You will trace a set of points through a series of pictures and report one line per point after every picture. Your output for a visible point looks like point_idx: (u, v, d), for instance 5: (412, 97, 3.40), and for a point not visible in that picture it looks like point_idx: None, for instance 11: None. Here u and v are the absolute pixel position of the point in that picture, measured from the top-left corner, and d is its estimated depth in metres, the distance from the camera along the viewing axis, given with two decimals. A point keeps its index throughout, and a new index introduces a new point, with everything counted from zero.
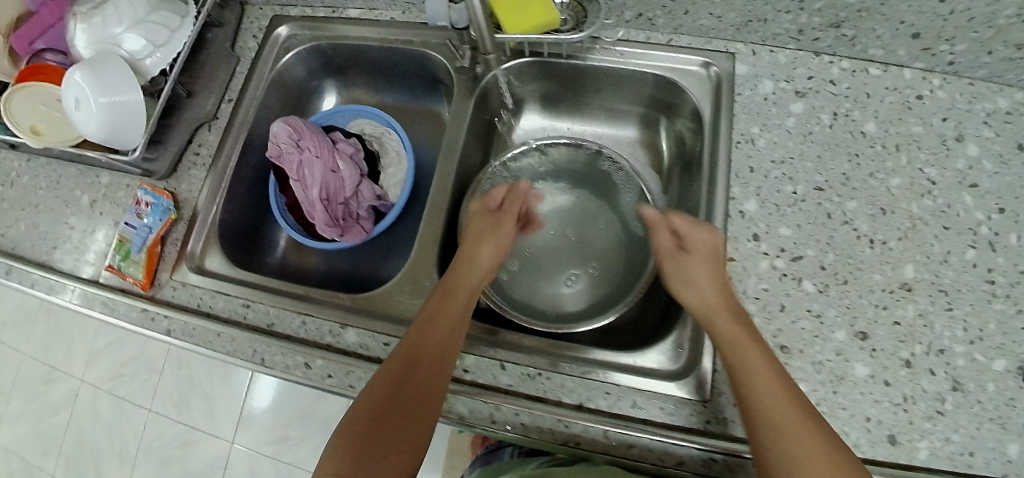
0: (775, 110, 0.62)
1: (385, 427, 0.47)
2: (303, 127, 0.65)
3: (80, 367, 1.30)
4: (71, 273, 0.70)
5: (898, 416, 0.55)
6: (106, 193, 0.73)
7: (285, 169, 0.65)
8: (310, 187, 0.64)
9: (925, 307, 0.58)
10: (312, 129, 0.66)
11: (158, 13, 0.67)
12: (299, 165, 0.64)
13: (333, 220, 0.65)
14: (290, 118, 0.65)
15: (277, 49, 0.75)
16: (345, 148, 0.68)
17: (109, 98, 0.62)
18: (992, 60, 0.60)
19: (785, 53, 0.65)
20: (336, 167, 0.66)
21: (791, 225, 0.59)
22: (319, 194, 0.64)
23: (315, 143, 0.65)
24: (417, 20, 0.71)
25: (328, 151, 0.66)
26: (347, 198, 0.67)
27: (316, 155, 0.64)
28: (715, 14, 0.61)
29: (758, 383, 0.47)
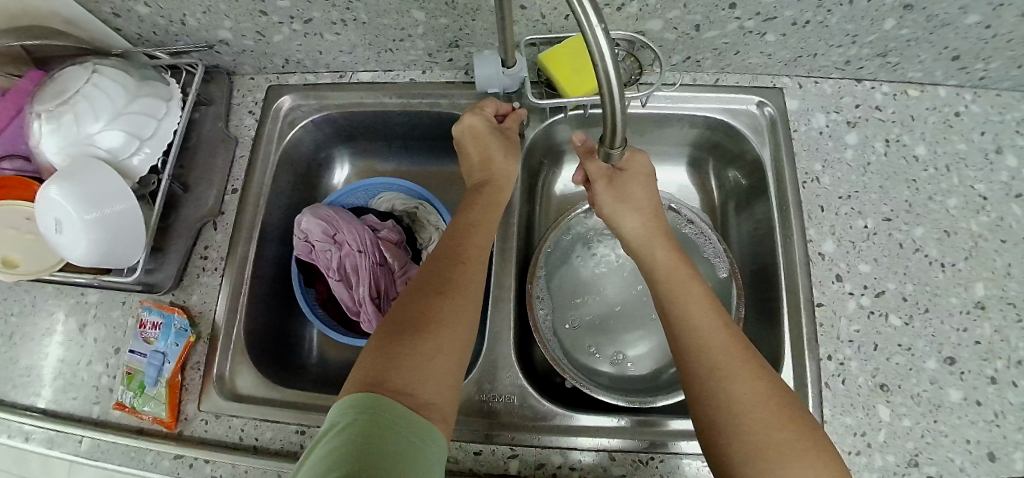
0: (833, 144, 0.61)
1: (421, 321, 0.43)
2: (336, 220, 0.59)
3: (62, 474, 1.06)
4: (72, 414, 0.59)
5: (992, 432, 0.53)
6: (97, 313, 0.62)
7: (323, 269, 0.58)
8: (356, 286, 0.57)
9: (1000, 323, 0.56)
10: (347, 220, 0.59)
11: (141, 102, 0.57)
12: (339, 262, 0.58)
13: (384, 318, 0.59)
14: (319, 210, 0.58)
15: (281, 125, 0.66)
16: (385, 234, 0.62)
17: (100, 213, 0.53)
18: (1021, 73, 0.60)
19: (829, 83, 0.64)
20: (381, 258, 0.60)
21: (869, 260, 0.58)
22: (369, 292, 0.57)
23: (353, 235, 0.58)
24: (439, 79, 0.64)
25: (370, 242, 0.59)
26: (396, 291, 0.60)
27: (356, 249, 0.58)
28: (767, 53, 0.59)
29: (738, 417, 0.39)
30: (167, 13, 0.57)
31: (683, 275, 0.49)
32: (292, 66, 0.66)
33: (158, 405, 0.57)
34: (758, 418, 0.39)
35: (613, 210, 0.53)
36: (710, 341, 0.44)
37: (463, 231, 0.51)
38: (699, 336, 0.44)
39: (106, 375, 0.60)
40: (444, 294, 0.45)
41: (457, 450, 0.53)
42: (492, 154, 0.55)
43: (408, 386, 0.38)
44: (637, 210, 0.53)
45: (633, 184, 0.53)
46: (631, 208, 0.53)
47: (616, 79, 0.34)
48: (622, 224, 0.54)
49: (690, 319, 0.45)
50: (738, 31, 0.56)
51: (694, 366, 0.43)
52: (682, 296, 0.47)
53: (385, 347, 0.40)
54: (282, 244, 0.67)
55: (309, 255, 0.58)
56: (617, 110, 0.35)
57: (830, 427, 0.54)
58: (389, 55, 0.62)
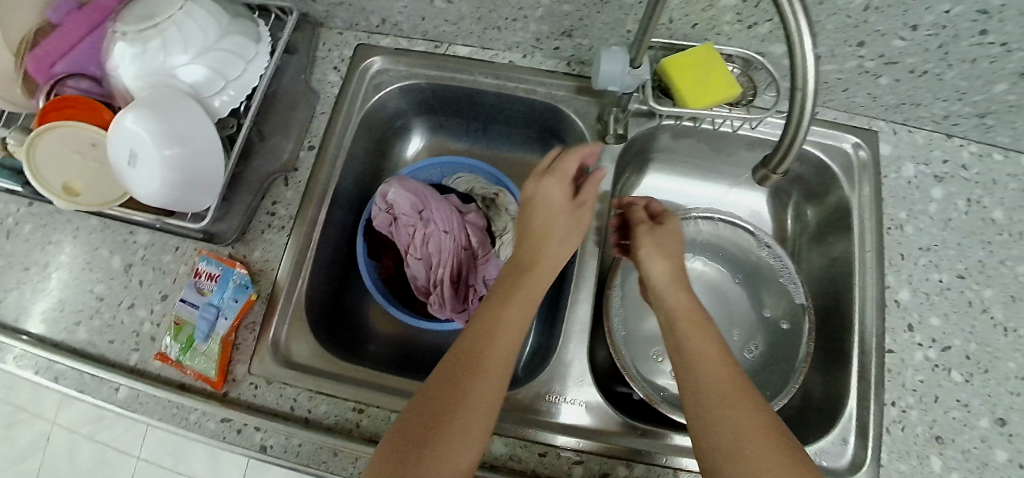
0: (918, 194, 0.62)
1: (446, 400, 0.40)
2: (422, 196, 0.57)
3: (51, 407, 1.01)
4: (106, 358, 0.56)
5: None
6: (146, 255, 0.59)
7: (403, 245, 0.56)
8: (437, 267, 0.56)
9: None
10: (434, 197, 0.57)
11: (232, 39, 0.54)
12: (422, 240, 0.56)
13: (461, 302, 0.56)
14: (407, 185, 0.56)
15: (366, 86, 0.63)
16: (469, 217, 0.60)
17: (175, 150, 0.50)
18: None
19: (921, 133, 0.64)
20: (464, 241, 0.58)
21: (939, 314, 0.59)
22: (450, 275, 0.56)
23: (440, 214, 0.57)
24: (540, 66, 0.62)
25: (456, 224, 0.57)
26: (476, 278, 0.57)
27: (441, 229, 0.56)
28: (873, 95, 0.59)
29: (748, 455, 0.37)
30: None
31: (693, 319, 0.47)
32: (386, 27, 0.63)
33: (206, 362, 0.54)
34: (762, 453, 0.37)
35: (646, 254, 0.52)
36: (715, 376, 0.42)
37: (506, 283, 0.48)
38: (701, 370, 0.43)
39: (149, 322, 0.56)
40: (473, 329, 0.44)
41: (520, 449, 0.52)
42: (552, 204, 0.53)
43: (440, 428, 0.38)
44: (666, 257, 0.52)
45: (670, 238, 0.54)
46: (659, 255, 0.52)
47: (813, 84, 0.33)
48: (650, 270, 0.52)
49: (695, 354, 0.44)
50: (856, 69, 0.56)
51: (696, 401, 0.41)
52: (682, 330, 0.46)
53: (413, 428, 0.39)
54: (350, 211, 0.64)
55: (390, 229, 0.56)
56: (802, 120, 0.35)
57: (885, 472, 0.54)
58: (494, 34, 0.60)
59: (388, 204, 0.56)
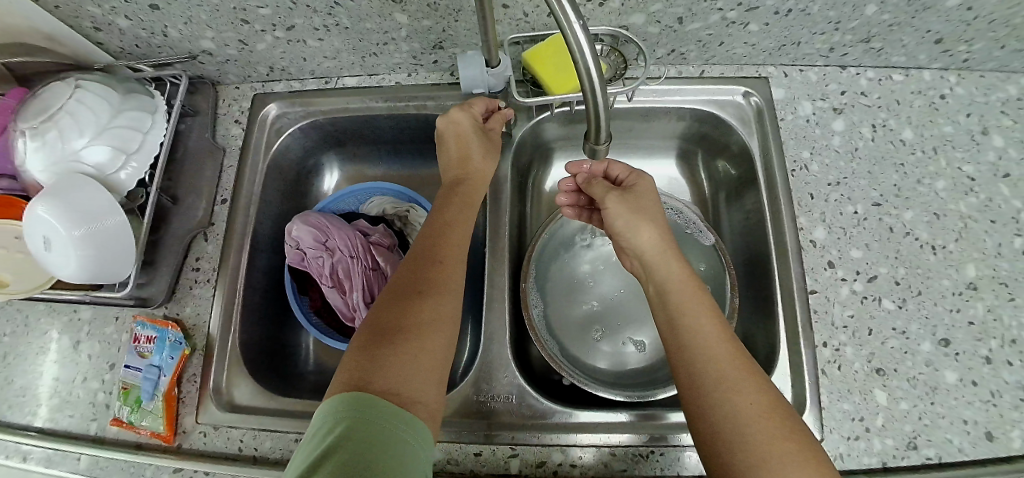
0: (819, 132, 0.61)
1: (396, 336, 0.40)
2: (325, 228, 0.59)
3: None
4: (69, 432, 0.59)
5: (989, 411, 0.53)
6: (90, 330, 0.62)
7: (316, 276, 0.59)
8: (348, 293, 0.58)
9: (992, 303, 0.57)
10: (337, 227, 0.60)
11: (125, 115, 0.57)
12: (332, 269, 0.59)
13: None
14: (309, 219, 0.59)
15: (268, 133, 0.65)
16: (378, 240, 0.62)
17: (86, 229, 0.53)
18: (1003, 54, 0.60)
19: (813, 71, 0.64)
20: (374, 264, 0.60)
21: (860, 246, 0.59)
22: (363, 297, 0.58)
23: (344, 241, 0.59)
24: (427, 81, 0.64)
25: (362, 248, 0.60)
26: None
27: (346, 255, 0.59)
28: (750, 43, 0.59)
29: (751, 434, 0.38)
30: (148, 26, 0.57)
31: (691, 297, 0.46)
32: (276, 74, 0.65)
33: (155, 419, 0.56)
34: (764, 429, 0.38)
35: (627, 222, 0.51)
36: (719, 355, 0.42)
37: (438, 227, 0.49)
38: (705, 350, 0.43)
39: (102, 391, 0.60)
40: (429, 288, 0.44)
41: (457, 452, 0.53)
42: (471, 153, 0.54)
43: (395, 385, 0.37)
44: (651, 221, 0.51)
45: (645, 199, 0.53)
46: (647, 219, 0.51)
47: (594, 67, 0.33)
48: (636, 236, 0.51)
49: (697, 334, 0.44)
50: (721, 22, 0.56)
51: (695, 384, 0.42)
52: (691, 309, 0.45)
53: (368, 350, 0.40)
54: (275, 253, 0.66)
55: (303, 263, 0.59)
56: (600, 105, 0.36)
57: (828, 414, 0.54)
58: (374, 59, 0.62)
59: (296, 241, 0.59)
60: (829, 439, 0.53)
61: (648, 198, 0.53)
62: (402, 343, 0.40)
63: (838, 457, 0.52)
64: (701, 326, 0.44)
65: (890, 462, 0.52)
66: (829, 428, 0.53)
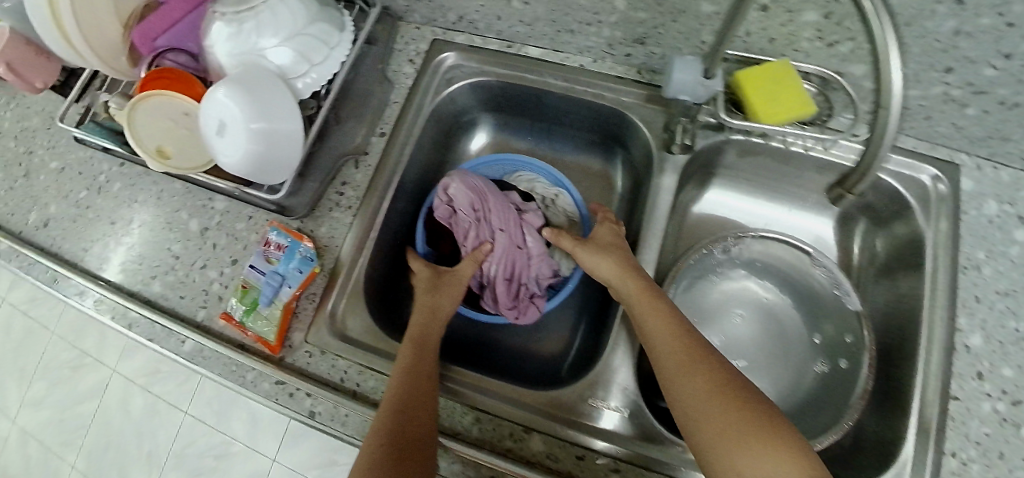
0: (1000, 236, 0.58)
1: (416, 402, 0.47)
2: (481, 194, 0.59)
3: (114, 355, 1.09)
4: (176, 312, 0.60)
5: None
6: (220, 221, 0.63)
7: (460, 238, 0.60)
8: (488, 264, 0.58)
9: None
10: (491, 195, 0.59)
11: (318, 26, 0.57)
12: (478, 235, 0.59)
13: (511, 300, 0.60)
14: (467, 180, 0.59)
15: (437, 81, 0.64)
16: (531, 218, 0.61)
17: (264, 126, 0.53)
18: None
19: (1008, 171, 0.60)
20: (521, 242, 0.60)
21: (1014, 365, 0.54)
22: (500, 272, 0.59)
23: (495, 213, 0.59)
24: (610, 72, 0.62)
25: (512, 223, 0.59)
26: (528, 277, 0.60)
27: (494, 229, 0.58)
28: (958, 125, 0.56)
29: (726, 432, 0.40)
30: None
31: (641, 327, 0.49)
32: (462, 25, 0.64)
33: (267, 326, 0.56)
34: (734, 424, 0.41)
35: (592, 259, 0.55)
36: (690, 363, 0.45)
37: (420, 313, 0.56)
38: (675, 360, 0.46)
39: (217, 282, 0.60)
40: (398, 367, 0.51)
41: (559, 449, 0.51)
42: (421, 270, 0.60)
43: (408, 441, 0.45)
44: (610, 255, 0.54)
45: (604, 239, 0.57)
46: (608, 254, 0.55)
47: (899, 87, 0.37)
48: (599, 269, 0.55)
49: (668, 347, 0.47)
50: (942, 96, 0.53)
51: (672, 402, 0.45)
52: (644, 331, 0.49)
53: (395, 406, 0.47)
54: (410, 199, 0.66)
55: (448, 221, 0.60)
56: (887, 127, 0.39)
57: None
58: (566, 37, 0.61)
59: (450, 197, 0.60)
60: None
61: (608, 238, 0.57)
62: (419, 410, 0.47)
63: None
64: (663, 339, 0.48)
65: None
66: None
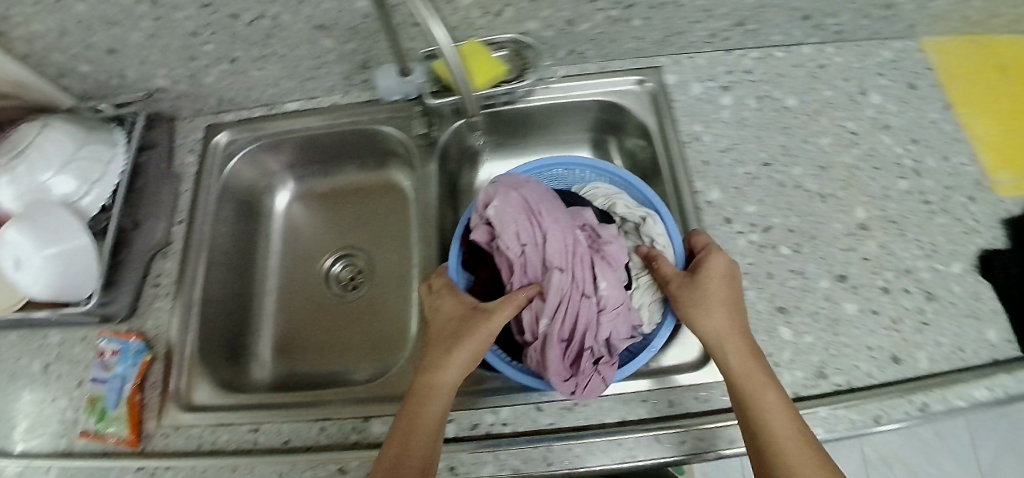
0: (709, 107, 0.69)
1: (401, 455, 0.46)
2: (530, 211, 0.56)
3: None
4: (37, 451, 0.62)
5: (891, 336, 0.60)
6: (60, 352, 0.66)
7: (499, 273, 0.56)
8: (541, 318, 0.52)
9: (882, 239, 0.65)
10: (547, 221, 0.55)
11: (89, 149, 0.63)
12: (529, 273, 0.54)
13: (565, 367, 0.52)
14: (514, 200, 0.55)
15: (219, 159, 0.72)
16: (609, 257, 0.56)
17: (55, 249, 0.58)
18: (873, 22, 0.71)
19: (704, 56, 0.73)
20: (590, 288, 0.53)
21: (754, 202, 0.65)
22: (562, 334, 0.52)
23: (548, 243, 0.54)
24: (359, 99, 0.72)
25: (573, 263, 0.54)
26: (595, 339, 0.52)
27: (547, 260, 0.53)
28: (639, 37, 0.68)
29: (787, 468, 0.43)
30: (107, 68, 0.65)
31: (756, 378, 0.48)
32: (226, 105, 0.73)
33: (120, 425, 0.60)
34: (809, 460, 0.44)
35: (698, 309, 0.52)
36: (790, 431, 0.45)
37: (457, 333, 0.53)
38: (773, 437, 0.45)
39: (71, 407, 0.64)
40: (420, 402, 0.50)
41: None
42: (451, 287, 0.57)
43: None
44: (724, 309, 0.52)
45: (711, 284, 0.53)
46: (721, 308, 0.52)
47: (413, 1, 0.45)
48: (706, 328, 0.51)
49: (769, 422, 0.46)
50: (607, 20, 0.64)
51: (768, 464, 0.45)
52: (754, 385, 0.48)
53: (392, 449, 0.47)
54: (232, 266, 0.72)
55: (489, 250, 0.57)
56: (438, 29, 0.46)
57: None
58: (310, 83, 0.70)
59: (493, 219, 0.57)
60: None
61: (718, 284, 0.53)
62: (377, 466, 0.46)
63: None
64: (777, 411, 0.46)
65: (802, 391, 0.58)
66: None
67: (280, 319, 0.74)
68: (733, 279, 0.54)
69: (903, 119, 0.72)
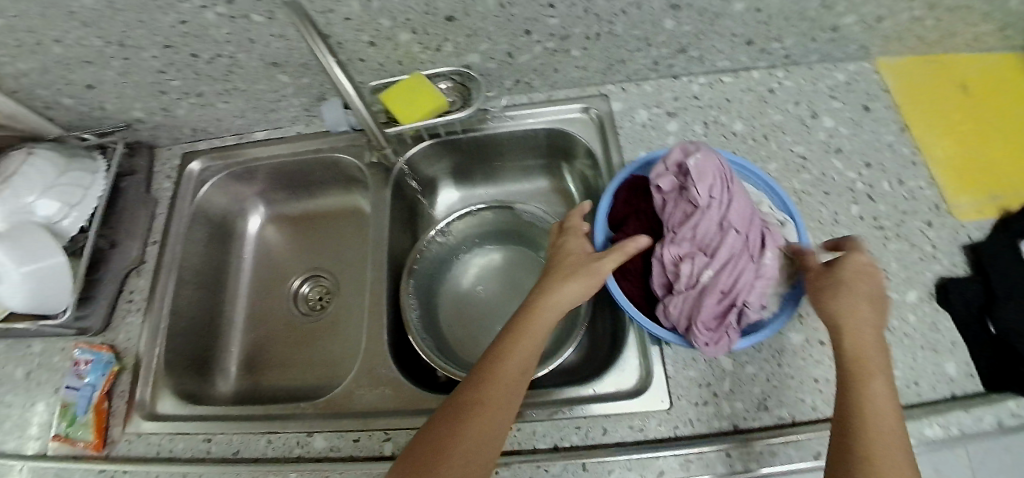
0: (655, 133, 0.70)
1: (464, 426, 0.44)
2: (727, 179, 0.50)
3: None
4: (15, 452, 0.67)
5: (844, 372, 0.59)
6: (41, 360, 0.71)
7: (672, 222, 0.51)
8: (707, 268, 0.49)
9: None
10: (735, 186, 0.50)
11: (70, 174, 0.70)
12: (717, 229, 0.49)
13: (709, 321, 0.49)
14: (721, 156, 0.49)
15: (193, 184, 0.77)
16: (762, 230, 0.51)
17: (33, 265, 0.64)
18: (821, 45, 0.72)
19: (649, 83, 0.73)
20: (760, 253, 0.50)
21: None
22: (720, 285, 0.48)
23: (733, 206, 0.49)
24: (320, 128, 0.76)
25: (749, 227, 0.50)
26: (742, 294, 0.49)
27: (725, 218, 0.49)
28: (580, 66, 0.69)
29: (868, 451, 0.40)
30: (87, 101, 0.71)
31: (868, 365, 0.44)
32: (199, 134, 0.78)
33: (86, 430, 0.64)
34: (893, 442, 0.41)
35: (830, 294, 0.47)
36: (884, 422, 0.41)
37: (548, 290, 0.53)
38: (862, 425, 0.42)
39: (47, 412, 0.68)
40: (479, 401, 0.46)
41: (339, 440, 0.59)
42: (569, 243, 0.57)
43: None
44: (861, 297, 0.47)
45: (855, 275, 0.48)
46: (855, 295, 0.47)
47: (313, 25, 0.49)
48: (833, 306, 0.47)
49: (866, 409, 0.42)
50: (546, 52, 0.66)
51: (856, 441, 0.41)
52: (874, 361, 0.44)
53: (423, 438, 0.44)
54: (201, 283, 0.77)
55: (668, 202, 0.52)
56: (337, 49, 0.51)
57: (675, 382, 0.60)
58: (273, 115, 0.75)
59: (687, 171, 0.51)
60: (680, 405, 0.59)
61: (863, 280, 0.48)
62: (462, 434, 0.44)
63: (689, 421, 0.58)
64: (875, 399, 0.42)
65: (740, 424, 0.57)
66: (686, 400, 0.59)
67: (248, 336, 0.78)
68: (860, 266, 0.48)
69: (857, 143, 0.72)
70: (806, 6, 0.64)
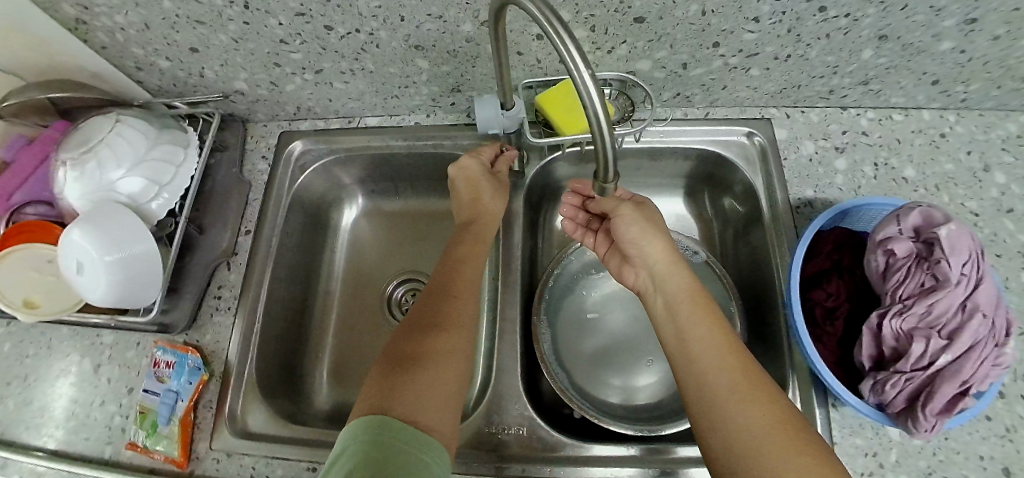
0: (822, 170, 0.64)
1: (415, 336, 0.49)
2: (976, 254, 0.45)
3: None
4: (82, 456, 0.59)
5: (1006, 447, 0.52)
6: (112, 354, 0.63)
7: (907, 289, 0.45)
8: (943, 349, 0.43)
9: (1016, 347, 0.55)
10: (985, 267, 0.46)
11: (160, 149, 0.60)
12: (959, 309, 0.44)
13: (929, 406, 0.43)
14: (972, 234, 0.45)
15: (292, 169, 0.70)
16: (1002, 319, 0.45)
17: (120, 256, 0.55)
18: (1001, 93, 0.63)
19: (815, 112, 0.67)
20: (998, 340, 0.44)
21: None
22: (955, 369, 0.42)
23: (983, 287, 0.44)
24: (443, 122, 0.69)
25: (992, 311, 0.44)
26: (974, 382, 0.43)
27: (973, 299, 0.44)
28: (753, 86, 0.63)
29: (742, 448, 0.38)
30: (187, 67, 0.62)
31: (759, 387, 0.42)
32: (302, 113, 0.71)
33: (170, 444, 0.57)
34: (787, 448, 0.37)
35: (669, 288, 0.50)
36: (748, 419, 0.39)
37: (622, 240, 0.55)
38: (728, 425, 0.40)
39: (119, 415, 0.60)
40: (438, 333, 0.49)
41: None
42: (482, 195, 0.60)
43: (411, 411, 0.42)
44: (694, 297, 0.49)
45: (680, 270, 0.51)
46: (681, 293, 0.49)
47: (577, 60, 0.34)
48: (665, 283, 0.51)
49: (722, 386, 0.42)
50: (724, 67, 0.59)
51: (721, 416, 0.41)
52: (714, 357, 0.44)
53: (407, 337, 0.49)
54: (291, 279, 0.69)
55: (902, 268, 0.46)
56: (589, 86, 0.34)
57: (840, 449, 0.53)
58: (395, 101, 0.67)
59: (927, 237, 0.47)
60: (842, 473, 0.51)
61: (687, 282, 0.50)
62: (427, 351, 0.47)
63: None
64: (729, 389, 0.42)
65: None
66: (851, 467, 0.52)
67: (337, 340, 0.71)
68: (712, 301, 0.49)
69: None
70: (1009, 54, 0.55)
